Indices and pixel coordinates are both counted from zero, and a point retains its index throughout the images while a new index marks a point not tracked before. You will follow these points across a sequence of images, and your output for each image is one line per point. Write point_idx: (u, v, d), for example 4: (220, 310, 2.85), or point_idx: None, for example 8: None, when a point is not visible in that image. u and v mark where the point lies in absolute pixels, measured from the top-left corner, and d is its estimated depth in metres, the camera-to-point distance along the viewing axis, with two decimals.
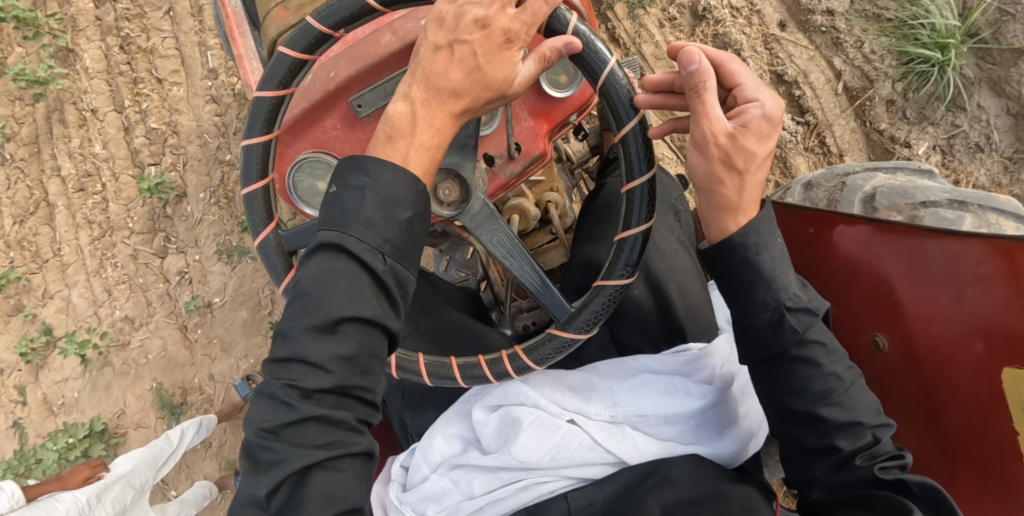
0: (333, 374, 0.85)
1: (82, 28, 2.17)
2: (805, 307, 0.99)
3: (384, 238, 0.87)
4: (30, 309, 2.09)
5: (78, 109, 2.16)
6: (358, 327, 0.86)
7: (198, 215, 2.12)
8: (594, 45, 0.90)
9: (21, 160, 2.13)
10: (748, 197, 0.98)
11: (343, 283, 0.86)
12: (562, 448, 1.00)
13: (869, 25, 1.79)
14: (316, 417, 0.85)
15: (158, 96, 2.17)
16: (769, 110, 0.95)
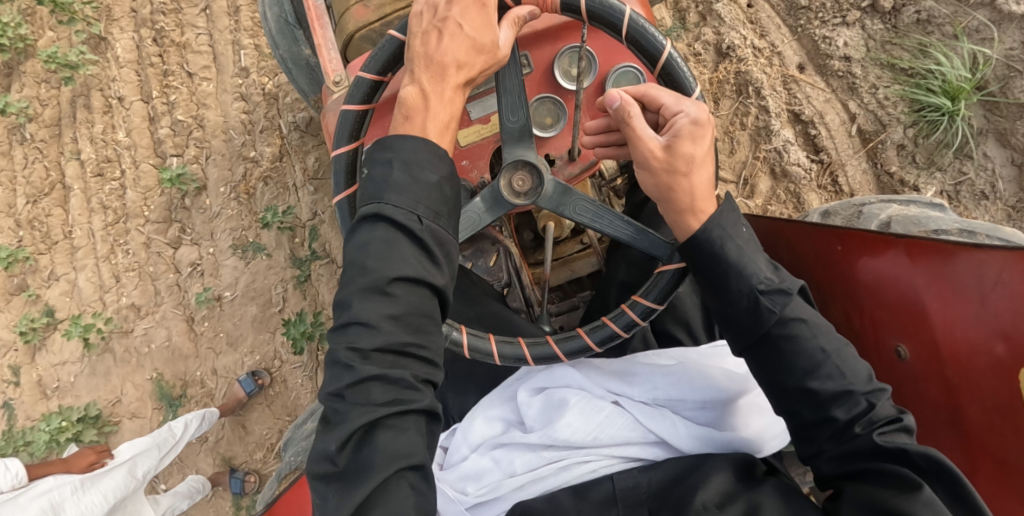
0: (386, 332, 0.90)
1: (117, 18, 2.21)
2: (778, 288, 1.02)
3: (418, 202, 0.95)
4: (34, 290, 2.17)
5: (104, 97, 2.20)
6: (405, 285, 0.92)
7: (216, 209, 2.15)
8: (650, 34, 1.10)
9: (41, 141, 2.20)
10: (701, 196, 1.05)
11: (386, 247, 0.93)
12: (606, 426, 1.12)
13: (883, 72, 1.90)
14: (376, 376, 0.89)
15: (186, 90, 2.19)
16: (695, 115, 1.06)
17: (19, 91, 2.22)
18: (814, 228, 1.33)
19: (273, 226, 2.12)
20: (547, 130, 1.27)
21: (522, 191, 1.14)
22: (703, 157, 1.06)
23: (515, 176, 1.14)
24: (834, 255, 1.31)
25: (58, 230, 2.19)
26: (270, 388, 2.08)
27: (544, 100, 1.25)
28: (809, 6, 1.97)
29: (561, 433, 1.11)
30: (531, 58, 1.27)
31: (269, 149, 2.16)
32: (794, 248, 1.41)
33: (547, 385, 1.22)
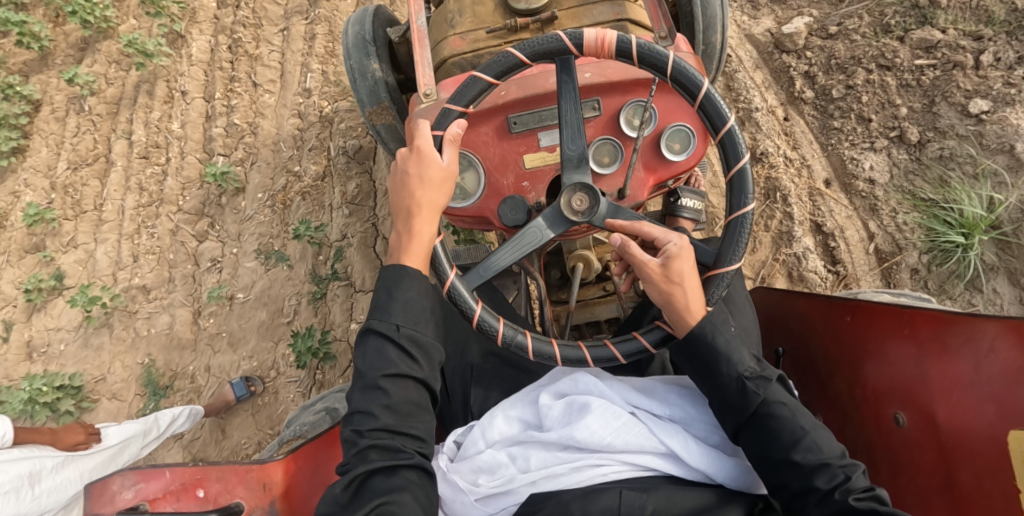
0: (379, 417, 1.21)
1: (199, 21, 2.97)
2: (759, 375, 1.23)
3: (400, 322, 1.26)
4: (51, 253, 2.76)
5: (168, 88, 2.87)
6: (392, 381, 1.23)
7: (252, 212, 2.40)
8: (711, 95, 1.29)
9: (99, 115, 3.03)
10: (695, 300, 1.24)
11: (375, 354, 1.25)
12: (624, 432, 1.29)
13: (904, 199, 2.03)
14: (373, 445, 1.19)
15: (249, 98, 2.66)
16: (678, 242, 1.25)
17: (91, 66, 3.11)
18: (826, 302, 1.49)
19: (303, 239, 2.30)
20: (604, 167, 1.46)
21: (580, 210, 1.34)
22: (690, 273, 1.25)
23: (575, 197, 1.33)
24: (843, 326, 1.47)
25: (88, 199, 2.86)
26: (259, 397, 2.17)
27: (606, 141, 1.45)
28: (841, 128, 2.12)
29: (581, 434, 1.28)
30: (601, 102, 1.47)
31: (313, 167, 2.39)
32: (804, 323, 1.57)
33: (569, 392, 1.39)
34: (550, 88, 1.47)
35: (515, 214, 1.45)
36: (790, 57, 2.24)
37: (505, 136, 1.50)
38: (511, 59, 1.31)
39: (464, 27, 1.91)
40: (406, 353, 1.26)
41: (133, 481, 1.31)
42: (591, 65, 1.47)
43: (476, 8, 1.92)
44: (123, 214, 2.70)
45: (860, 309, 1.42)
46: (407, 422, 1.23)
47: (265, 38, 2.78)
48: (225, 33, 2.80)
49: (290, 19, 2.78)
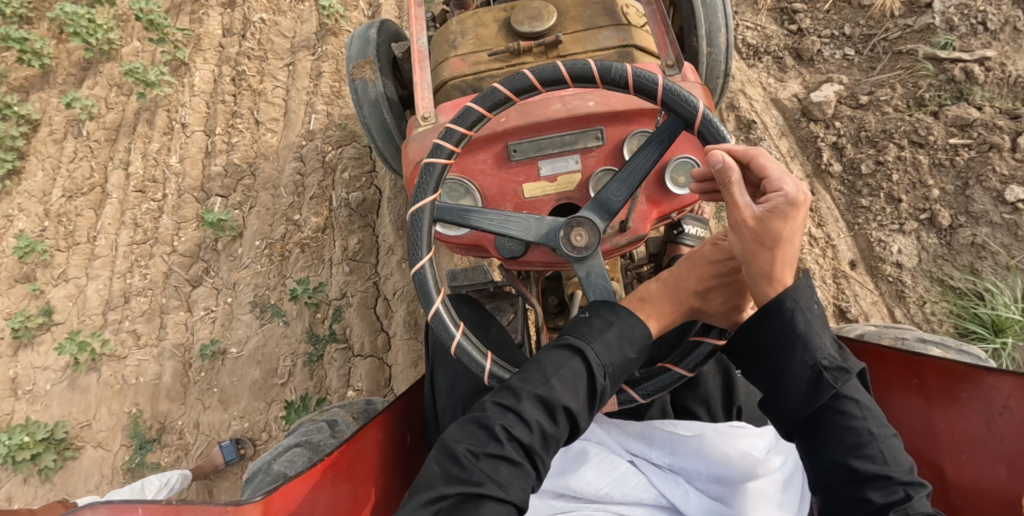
0: (531, 434, 1.03)
1: (203, 50, 2.88)
2: (839, 366, 1.08)
3: (611, 362, 1.10)
4: (41, 286, 2.67)
5: (169, 118, 2.78)
6: (566, 419, 1.06)
7: (248, 261, 2.32)
8: (721, 132, 1.26)
9: (97, 141, 2.93)
10: (780, 269, 1.08)
11: (568, 370, 1.08)
12: (620, 483, 1.26)
13: (932, 286, 1.93)
14: (510, 460, 1.00)
15: (250, 136, 2.56)
16: (792, 196, 1.06)
17: (91, 87, 3.03)
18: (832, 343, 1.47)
19: (301, 299, 2.21)
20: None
21: (579, 247, 1.27)
22: (791, 237, 1.07)
23: (574, 232, 1.26)
24: None
25: (81, 230, 2.76)
26: (249, 460, 2.07)
27: (607, 172, 1.42)
28: (869, 206, 2.03)
29: (575, 484, 1.27)
30: (604, 132, 1.45)
31: (314, 219, 2.31)
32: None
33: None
34: (553, 116, 1.44)
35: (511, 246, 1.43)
36: (817, 126, 2.13)
37: (503, 164, 1.47)
38: (588, 69, 1.25)
39: (465, 48, 1.88)
40: (590, 402, 1.09)
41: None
42: (593, 94, 1.45)
43: (478, 31, 1.89)
44: (116, 249, 2.61)
45: (868, 355, 1.39)
46: (546, 464, 1.04)
47: (270, 72, 2.70)
48: (229, 63, 2.74)
49: (297, 53, 2.70)
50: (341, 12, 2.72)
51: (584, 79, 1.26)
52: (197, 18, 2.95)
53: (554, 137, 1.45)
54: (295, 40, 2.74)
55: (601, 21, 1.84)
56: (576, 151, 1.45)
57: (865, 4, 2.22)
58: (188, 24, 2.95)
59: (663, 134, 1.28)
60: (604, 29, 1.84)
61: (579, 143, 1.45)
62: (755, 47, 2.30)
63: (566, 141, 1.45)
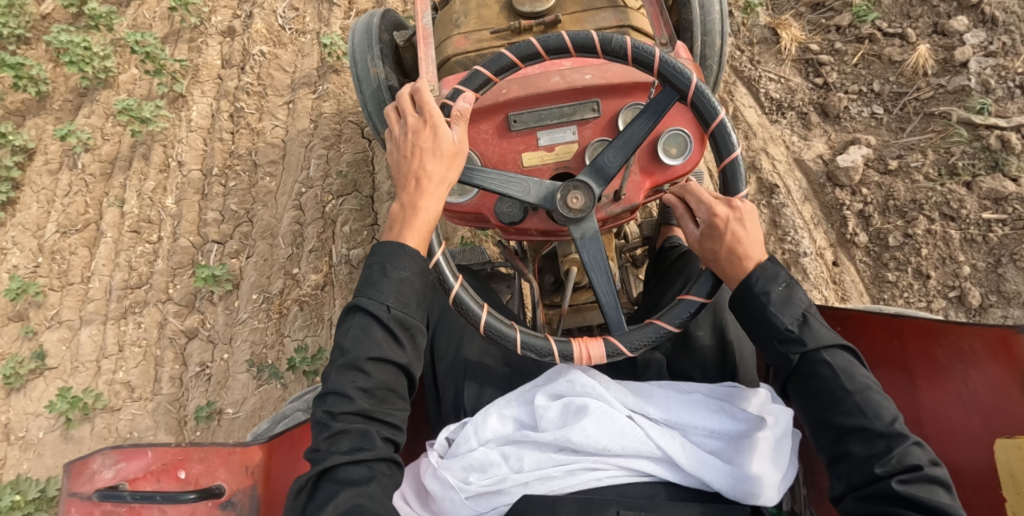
0: (355, 401, 1.27)
1: (202, 82, 2.80)
2: (799, 339, 1.32)
3: (390, 302, 1.34)
4: (34, 328, 2.58)
5: (166, 155, 2.70)
6: (375, 365, 1.30)
7: (245, 316, 2.24)
8: (710, 102, 1.43)
9: (92, 173, 2.84)
10: (751, 249, 1.38)
11: (361, 332, 1.32)
12: (620, 433, 1.38)
13: None
14: (345, 430, 1.24)
15: (247, 180, 2.46)
16: (718, 209, 1.40)
17: (88, 116, 2.95)
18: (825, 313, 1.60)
19: (299, 368, 2.14)
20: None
21: (575, 209, 1.43)
22: (730, 244, 1.37)
23: (570, 195, 1.43)
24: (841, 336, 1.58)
25: (75, 270, 2.68)
26: None
27: (602, 143, 1.59)
28: (895, 282, 1.93)
29: (576, 436, 1.36)
30: (600, 104, 1.62)
31: (314, 276, 2.24)
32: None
33: (565, 393, 1.46)
34: (552, 88, 1.62)
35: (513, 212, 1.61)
36: (843, 192, 2.02)
37: (504, 134, 1.64)
38: (590, 39, 1.43)
39: (468, 27, 2.10)
40: (389, 339, 1.33)
41: (113, 461, 1.29)
42: (588, 67, 1.63)
43: (481, 12, 2.12)
44: (110, 293, 2.52)
45: (859, 321, 1.52)
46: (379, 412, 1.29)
47: (269, 110, 2.59)
48: (228, 97, 2.66)
49: (296, 90, 2.60)
50: (343, 50, 2.62)
51: (588, 49, 1.44)
52: (196, 47, 2.90)
53: (551, 108, 1.62)
54: (294, 74, 2.65)
55: (600, 4, 2.08)
56: (574, 122, 1.62)
57: (897, 59, 2.10)
58: (188, 53, 2.90)
59: (659, 105, 1.46)
60: (602, 10, 2.08)
61: (576, 114, 1.62)
62: (779, 102, 2.18)
63: (564, 113, 1.62)
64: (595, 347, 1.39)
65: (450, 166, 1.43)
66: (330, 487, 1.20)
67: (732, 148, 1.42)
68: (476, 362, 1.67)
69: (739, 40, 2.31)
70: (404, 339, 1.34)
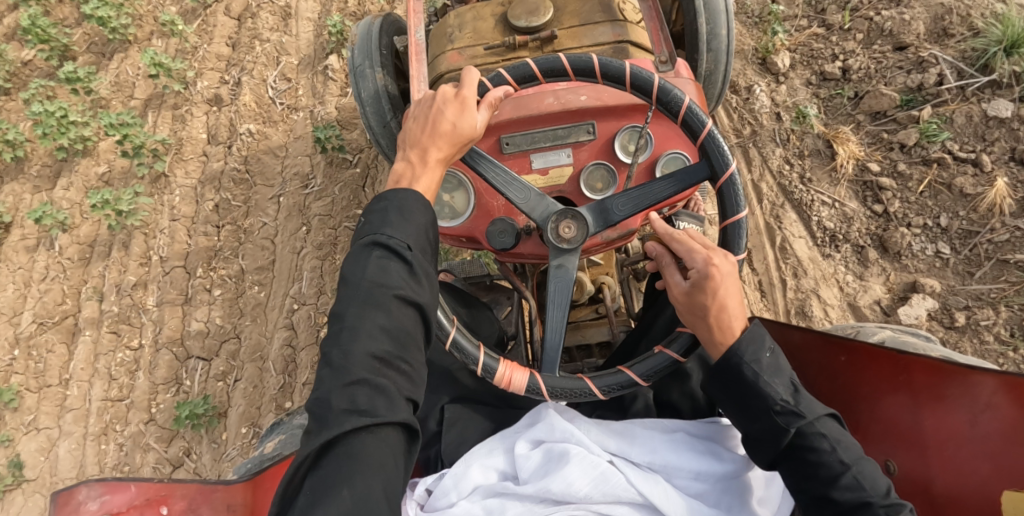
0: (379, 339, 1.16)
1: (186, 160, 2.58)
2: (792, 411, 1.19)
3: (411, 242, 1.25)
4: (9, 436, 2.37)
5: (147, 245, 2.47)
6: (398, 304, 1.20)
7: (233, 452, 2.06)
8: (737, 188, 1.39)
9: (70, 257, 2.61)
10: (738, 314, 1.25)
11: (378, 267, 1.21)
12: (604, 480, 1.29)
13: None
14: (364, 381, 1.12)
15: (234, 288, 2.24)
16: (704, 268, 1.23)
17: (67, 187, 2.73)
18: (820, 339, 1.46)
19: None
20: (596, 193, 1.62)
21: (566, 238, 1.45)
22: (722, 299, 1.23)
23: (563, 226, 1.45)
24: (836, 365, 1.46)
25: (53, 370, 2.47)
26: None
27: (599, 166, 1.60)
28: None
29: (556, 487, 1.28)
30: (595, 126, 1.62)
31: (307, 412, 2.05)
32: (798, 359, 1.54)
33: (545, 439, 1.37)
34: (548, 110, 1.63)
35: (504, 237, 1.58)
36: None
37: (497, 154, 1.65)
38: (651, 81, 1.42)
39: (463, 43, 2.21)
40: (410, 274, 1.23)
41: (98, 493, 1.17)
42: (584, 90, 1.63)
43: (476, 25, 2.24)
44: (89, 402, 2.32)
45: (859, 352, 1.40)
46: (402, 356, 1.19)
47: (258, 204, 2.35)
48: (213, 182, 2.43)
49: (287, 182, 2.37)
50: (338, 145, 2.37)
51: (644, 92, 1.44)
52: (180, 116, 2.69)
53: (547, 131, 1.63)
54: (284, 159, 2.41)
55: (598, 17, 2.17)
56: (568, 145, 1.64)
57: (969, 192, 1.84)
58: (171, 123, 2.69)
59: (688, 175, 1.46)
60: (597, 24, 2.17)
61: (571, 138, 1.63)
62: (833, 232, 1.93)
63: (560, 136, 1.63)
64: (518, 375, 1.39)
65: (459, 147, 1.37)
66: (332, 462, 1.07)
67: (744, 244, 1.36)
68: (462, 400, 1.62)
69: (788, 150, 2.05)
70: (421, 277, 1.24)
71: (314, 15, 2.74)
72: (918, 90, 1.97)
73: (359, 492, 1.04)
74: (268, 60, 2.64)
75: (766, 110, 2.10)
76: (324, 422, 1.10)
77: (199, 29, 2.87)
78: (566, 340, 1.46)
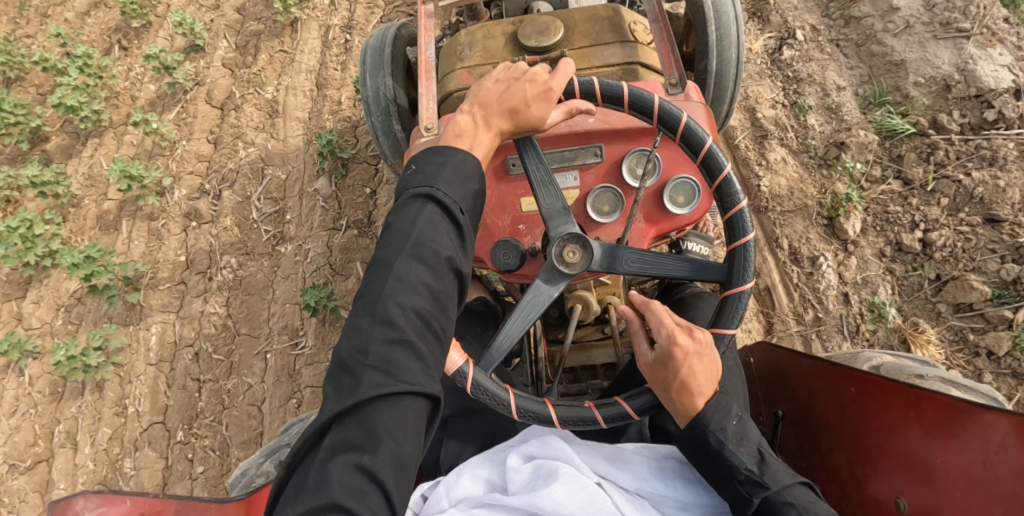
0: (424, 299, 1.16)
1: (160, 288, 2.29)
2: (756, 481, 1.24)
3: (462, 204, 1.25)
4: None
5: (120, 391, 2.21)
6: (443, 268, 1.20)
7: None
8: (745, 265, 1.36)
9: (40, 390, 2.37)
10: (706, 385, 1.27)
11: (428, 222, 1.21)
12: (592, 502, 1.25)
13: None
14: (403, 342, 1.11)
15: (218, 463, 2.01)
16: (665, 345, 1.26)
17: (35, 301, 2.47)
18: (832, 369, 1.49)
19: None
20: (603, 216, 1.58)
21: (569, 262, 1.39)
22: (683, 377, 1.26)
23: (565, 250, 1.39)
24: (847, 397, 1.47)
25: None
26: None
27: (606, 190, 1.57)
28: None
29: (542, 502, 1.23)
30: (602, 149, 1.61)
31: None
32: (809, 391, 1.56)
33: (537, 454, 1.35)
34: (557, 132, 1.61)
35: (507, 259, 1.57)
36: None
37: (505, 177, 1.62)
38: (664, 108, 1.42)
39: (472, 62, 2.11)
40: (457, 238, 1.24)
41: (95, 504, 1.33)
42: (597, 111, 1.61)
43: (486, 44, 2.14)
44: None
45: (871, 385, 1.41)
46: (441, 320, 1.17)
47: (244, 361, 2.10)
48: (192, 324, 2.17)
49: (274, 336, 2.11)
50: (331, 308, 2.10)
51: (670, 128, 1.44)
52: (156, 231, 2.40)
53: (556, 152, 1.62)
54: (270, 303, 2.14)
55: (609, 38, 2.07)
56: (575, 168, 1.62)
57: None
58: (146, 238, 2.40)
59: (702, 266, 1.41)
60: (610, 44, 2.07)
61: (577, 160, 1.62)
62: None
63: (567, 157, 1.62)
64: (455, 356, 1.34)
65: (521, 126, 1.37)
66: (356, 424, 1.05)
67: (732, 326, 1.34)
68: (461, 418, 1.66)
69: (857, 344, 1.80)
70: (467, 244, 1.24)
71: (305, 110, 2.41)
72: (1012, 284, 1.69)
73: (377, 464, 1.03)
74: (252, 171, 2.33)
75: (832, 292, 1.84)
76: (354, 383, 1.08)
77: (179, 121, 2.60)
78: (513, 348, 1.40)
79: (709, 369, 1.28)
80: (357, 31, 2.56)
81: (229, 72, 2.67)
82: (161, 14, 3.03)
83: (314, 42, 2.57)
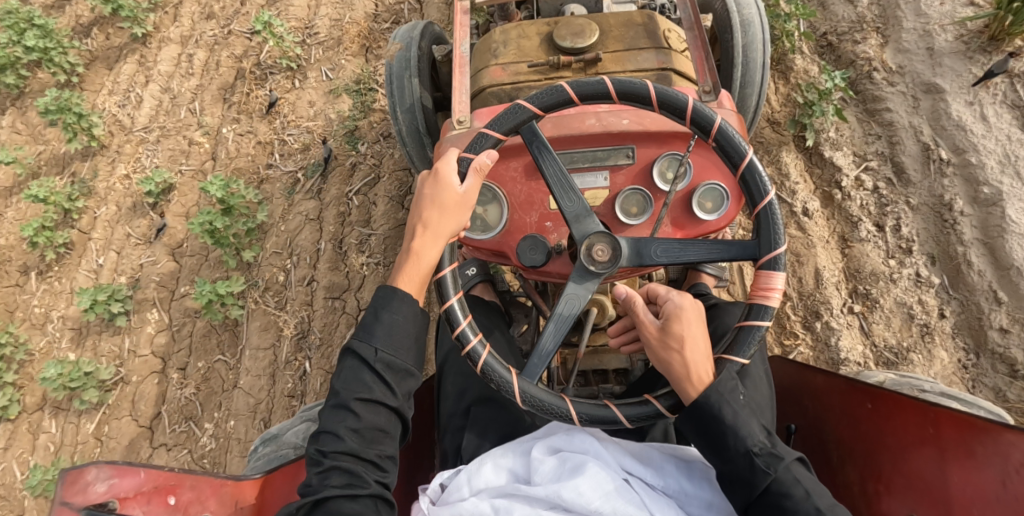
0: (345, 441, 1.01)
1: None
2: (770, 452, 1.00)
3: (376, 350, 1.07)
4: None
5: None
6: (364, 406, 1.04)
7: None
8: (771, 204, 1.11)
9: None
10: (695, 363, 1.05)
11: (347, 373, 1.06)
12: (615, 496, 1.05)
13: None
14: (338, 467, 0.99)
15: None
16: (675, 300, 1.11)
17: None
18: (843, 381, 1.23)
19: None
20: (631, 220, 1.27)
21: (600, 260, 1.14)
22: (683, 323, 1.08)
23: (594, 248, 1.14)
24: (858, 414, 1.21)
25: None
26: None
27: (635, 191, 1.26)
28: None
29: (566, 494, 1.04)
30: (636, 151, 1.28)
31: None
32: (818, 409, 1.30)
33: (563, 447, 1.14)
34: (587, 131, 1.28)
35: (533, 254, 1.26)
36: None
37: (533, 174, 1.31)
38: (644, 89, 1.14)
39: (505, 58, 1.65)
40: (387, 384, 1.06)
41: (106, 475, 1.04)
42: (632, 114, 1.29)
43: (521, 42, 1.67)
44: None
45: (888, 402, 1.16)
46: (368, 467, 1.02)
47: None
48: None
49: None
50: None
51: (672, 110, 1.14)
52: None
53: (586, 153, 1.29)
54: None
55: (643, 43, 1.63)
56: (606, 167, 1.29)
57: None
58: None
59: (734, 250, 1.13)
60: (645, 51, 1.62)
61: (611, 159, 1.29)
62: None
63: (598, 156, 1.29)
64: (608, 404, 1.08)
65: (452, 213, 1.14)
66: None
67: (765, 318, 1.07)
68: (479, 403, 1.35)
69: None
70: (394, 383, 1.06)
71: None
72: None
73: None
74: None
75: None
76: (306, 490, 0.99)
77: (98, 438, 1.98)
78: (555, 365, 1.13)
79: (704, 330, 1.10)
80: (320, 356, 1.84)
81: (159, 366, 2.01)
82: (86, 228, 2.36)
83: (261, 355, 1.87)
